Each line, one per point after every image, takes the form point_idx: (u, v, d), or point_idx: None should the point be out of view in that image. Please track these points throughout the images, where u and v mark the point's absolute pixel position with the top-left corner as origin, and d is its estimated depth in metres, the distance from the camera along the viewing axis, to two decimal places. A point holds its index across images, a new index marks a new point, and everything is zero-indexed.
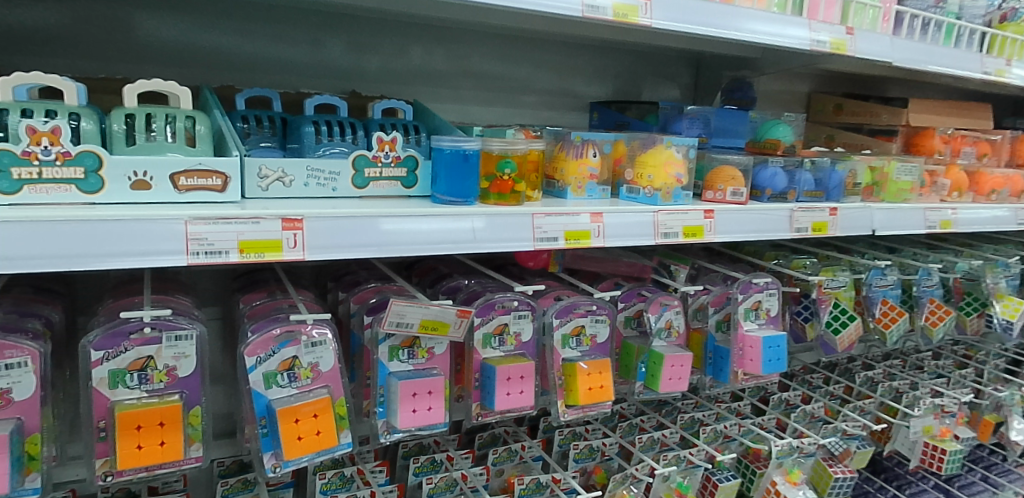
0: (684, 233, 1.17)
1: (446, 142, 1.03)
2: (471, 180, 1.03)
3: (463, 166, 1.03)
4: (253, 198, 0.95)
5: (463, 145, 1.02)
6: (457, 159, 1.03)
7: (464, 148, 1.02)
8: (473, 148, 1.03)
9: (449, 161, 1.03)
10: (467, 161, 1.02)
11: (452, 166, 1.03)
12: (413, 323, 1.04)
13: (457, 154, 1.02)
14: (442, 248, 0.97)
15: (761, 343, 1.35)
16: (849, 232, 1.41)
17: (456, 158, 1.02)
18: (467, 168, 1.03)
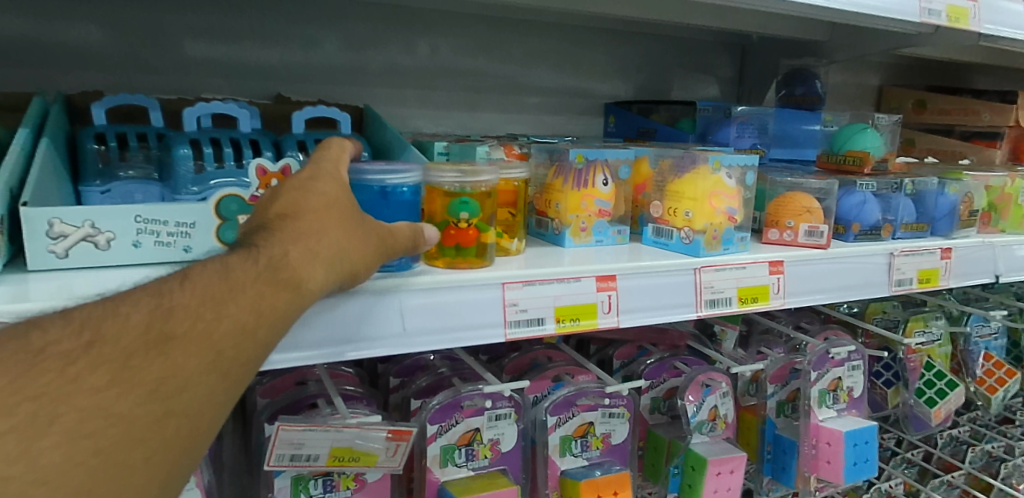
0: (739, 299, 0.78)
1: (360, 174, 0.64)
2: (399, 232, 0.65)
3: (387, 211, 0.65)
4: (41, 271, 0.58)
5: (387, 178, 0.64)
6: (376, 200, 0.65)
7: (388, 182, 0.64)
8: (405, 184, 0.66)
9: (364, 202, 0.65)
10: (389, 202, 0.65)
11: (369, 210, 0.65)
12: (320, 453, 0.66)
13: (377, 191, 0.64)
14: (357, 349, 0.59)
15: (844, 441, 0.95)
16: (966, 281, 1.01)
17: (375, 198, 0.64)
18: (389, 211, 0.65)
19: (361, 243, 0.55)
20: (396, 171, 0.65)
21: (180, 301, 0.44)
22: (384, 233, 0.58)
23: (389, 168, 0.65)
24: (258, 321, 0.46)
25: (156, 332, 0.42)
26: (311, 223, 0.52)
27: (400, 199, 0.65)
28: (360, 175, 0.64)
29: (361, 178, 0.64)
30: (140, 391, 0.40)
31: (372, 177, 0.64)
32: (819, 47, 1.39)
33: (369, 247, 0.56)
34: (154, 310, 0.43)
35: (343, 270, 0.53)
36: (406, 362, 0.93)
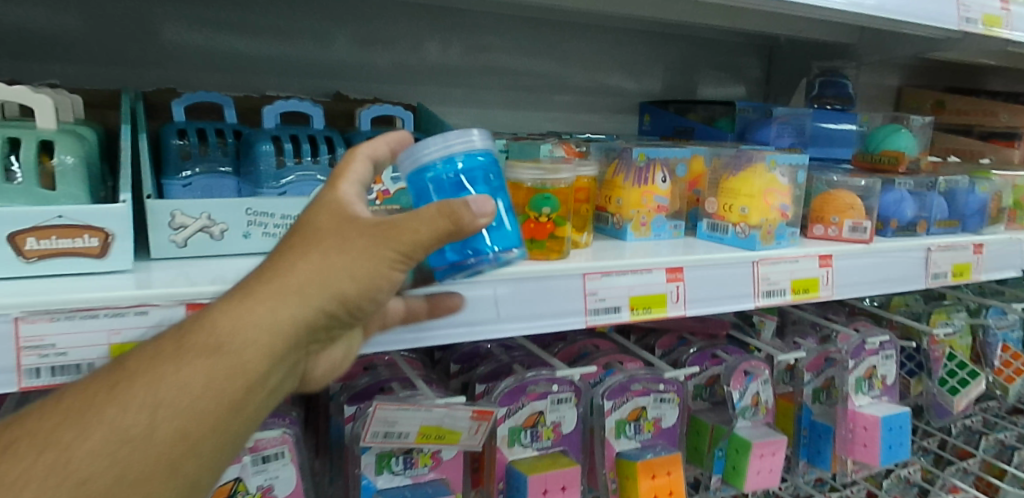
0: (793, 289, 0.83)
1: (419, 157, 0.57)
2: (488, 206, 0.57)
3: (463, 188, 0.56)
4: (163, 258, 0.62)
5: (448, 145, 0.57)
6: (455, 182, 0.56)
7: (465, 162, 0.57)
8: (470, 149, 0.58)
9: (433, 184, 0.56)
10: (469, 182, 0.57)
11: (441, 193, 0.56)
12: (410, 431, 0.71)
13: (444, 168, 0.56)
14: (455, 334, 0.64)
15: (880, 426, 1.01)
16: (995, 275, 1.06)
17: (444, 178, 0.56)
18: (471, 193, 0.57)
19: (366, 247, 0.46)
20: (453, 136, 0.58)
21: (132, 365, 0.41)
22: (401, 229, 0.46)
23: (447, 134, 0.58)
24: (206, 373, 0.41)
25: (79, 408, 0.38)
26: (286, 254, 0.46)
27: (471, 168, 0.57)
28: (420, 159, 0.57)
29: (420, 164, 0.57)
30: (103, 431, 0.38)
31: (432, 150, 0.57)
32: (847, 49, 1.43)
33: (378, 249, 0.46)
34: (94, 385, 0.40)
35: (325, 292, 0.45)
36: (464, 350, 0.98)
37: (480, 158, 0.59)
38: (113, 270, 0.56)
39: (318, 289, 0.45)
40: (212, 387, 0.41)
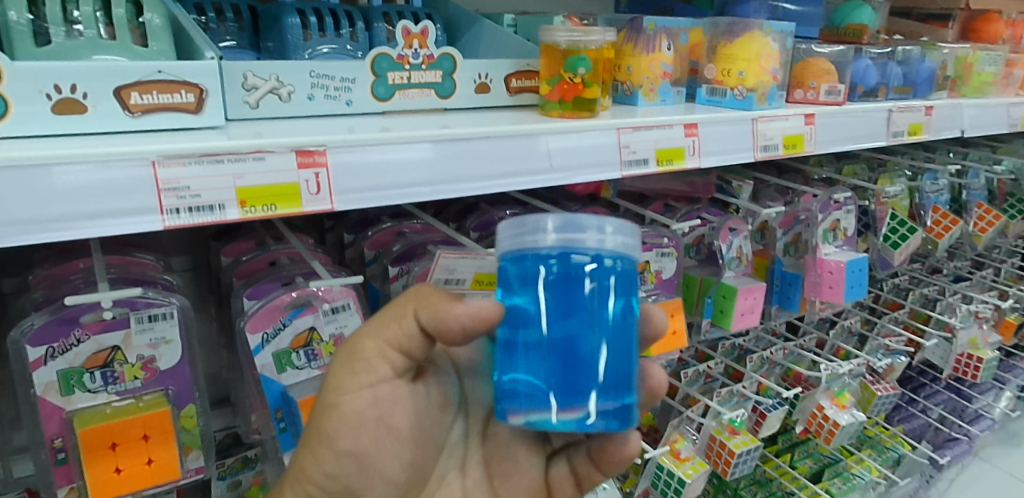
0: (784, 144, 0.93)
1: (525, 230, 0.52)
2: (591, 348, 0.51)
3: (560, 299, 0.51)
4: (239, 119, 0.65)
5: (566, 234, 0.51)
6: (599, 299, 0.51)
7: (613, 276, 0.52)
8: (600, 254, 0.52)
9: (529, 279, 0.52)
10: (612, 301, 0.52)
11: (533, 296, 0.51)
12: (465, 278, 0.82)
13: (550, 262, 0.51)
14: (513, 182, 0.70)
15: (844, 269, 1.15)
16: (941, 134, 1.20)
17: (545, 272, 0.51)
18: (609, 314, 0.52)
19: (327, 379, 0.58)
20: (586, 227, 0.51)
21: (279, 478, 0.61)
22: (351, 348, 0.57)
23: (579, 219, 0.52)
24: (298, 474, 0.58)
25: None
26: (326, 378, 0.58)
27: (586, 276, 0.51)
28: (529, 237, 0.52)
29: (529, 245, 0.52)
30: None
31: (548, 232, 0.51)
32: None
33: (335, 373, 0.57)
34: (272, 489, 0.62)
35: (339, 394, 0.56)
36: (483, 218, 1.02)
37: (603, 272, 0.51)
38: (206, 125, 0.59)
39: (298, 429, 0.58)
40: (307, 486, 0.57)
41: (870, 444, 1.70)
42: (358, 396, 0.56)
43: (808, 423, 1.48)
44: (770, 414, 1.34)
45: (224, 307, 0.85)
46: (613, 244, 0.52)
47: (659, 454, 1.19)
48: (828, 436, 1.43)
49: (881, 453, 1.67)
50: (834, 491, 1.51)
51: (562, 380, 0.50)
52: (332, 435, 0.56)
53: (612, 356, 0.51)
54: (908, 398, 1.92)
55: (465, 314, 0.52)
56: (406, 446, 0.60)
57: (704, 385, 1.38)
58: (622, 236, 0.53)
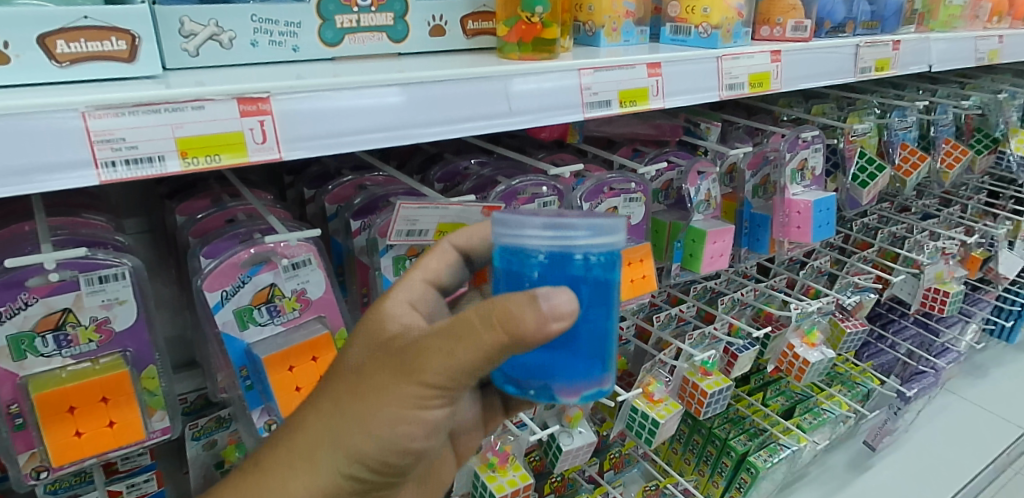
0: (750, 83, 0.92)
1: (517, 232, 0.55)
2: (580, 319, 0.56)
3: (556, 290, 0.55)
4: (179, 68, 0.63)
5: (558, 238, 0.54)
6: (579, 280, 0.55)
7: (592, 257, 0.55)
8: (590, 252, 0.55)
9: (522, 270, 0.56)
10: (593, 277, 0.55)
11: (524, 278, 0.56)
12: (428, 229, 0.81)
13: (542, 260, 0.55)
14: (470, 127, 0.69)
15: (811, 208, 1.16)
16: (908, 69, 1.19)
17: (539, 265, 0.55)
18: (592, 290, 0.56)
19: (396, 385, 0.53)
20: (577, 229, 0.54)
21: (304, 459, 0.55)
22: (426, 364, 0.52)
23: (571, 222, 0.54)
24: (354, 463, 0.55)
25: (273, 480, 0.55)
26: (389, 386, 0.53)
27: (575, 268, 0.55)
28: (523, 238, 0.55)
29: (523, 244, 0.55)
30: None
31: (543, 230, 0.54)
32: None
33: (407, 384, 0.53)
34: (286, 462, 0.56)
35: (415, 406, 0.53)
36: (447, 169, 1.00)
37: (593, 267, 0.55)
38: (143, 74, 0.58)
39: (352, 426, 0.54)
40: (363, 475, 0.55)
41: (840, 379, 1.74)
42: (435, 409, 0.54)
43: (779, 361, 1.51)
44: (742, 355, 1.36)
45: (183, 266, 0.83)
46: (603, 241, 0.55)
47: (633, 397, 1.21)
48: (798, 373, 1.46)
49: (850, 388, 1.72)
50: (805, 426, 1.55)
51: (561, 354, 0.57)
52: (407, 439, 0.55)
53: (597, 324, 0.57)
54: (877, 334, 1.97)
55: (557, 330, 0.49)
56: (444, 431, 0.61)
57: (676, 328, 1.40)
58: (611, 232, 0.55)
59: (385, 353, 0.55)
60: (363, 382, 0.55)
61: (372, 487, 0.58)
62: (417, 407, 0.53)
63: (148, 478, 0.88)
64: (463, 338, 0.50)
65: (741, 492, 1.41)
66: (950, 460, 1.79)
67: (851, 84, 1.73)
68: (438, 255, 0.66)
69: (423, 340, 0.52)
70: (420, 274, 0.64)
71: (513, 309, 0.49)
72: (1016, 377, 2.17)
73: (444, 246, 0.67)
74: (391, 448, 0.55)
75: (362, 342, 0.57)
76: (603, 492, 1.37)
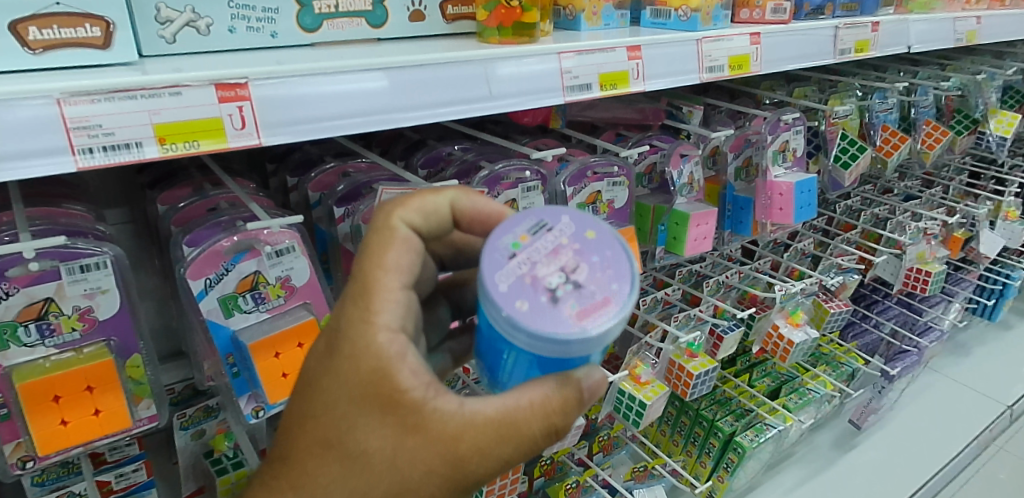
0: (730, 65, 0.93)
1: (522, 337, 0.52)
2: None
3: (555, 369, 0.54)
4: (156, 55, 0.63)
5: (567, 347, 0.52)
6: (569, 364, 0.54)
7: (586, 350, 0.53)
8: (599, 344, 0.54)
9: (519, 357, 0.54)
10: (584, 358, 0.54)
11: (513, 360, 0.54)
12: None
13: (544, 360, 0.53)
14: (452, 111, 0.69)
15: (793, 190, 1.17)
16: (887, 50, 1.20)
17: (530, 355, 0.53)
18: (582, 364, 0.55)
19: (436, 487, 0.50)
20: (588, 341, 0.52)
21: None
22: (473, 464, 0.50)
23: (582, 331, 0.52)
24: None
25: None
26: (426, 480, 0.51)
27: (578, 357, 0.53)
28: (530, 345, 0.52)
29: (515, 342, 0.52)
30: None
31: (551, 342, 0.51)
32: None
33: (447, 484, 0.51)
34: None
35: None
36: (430, 155, 1.00)
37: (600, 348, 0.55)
38: (119, 61, 0.57)
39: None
40: None
41: (825, 360, 1.76)
42: None
43: (764, 342, 1.53)
44: (727, 336, 1.38)
45: (166, 255, 0.83)
46: (611, 333, 0.54)
47: (620, 380, 1.22)
48: (783, 354, 1.48)
49: (835, 368, 1.74)
50: (791, 406, 1.57)
51: None
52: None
53: None
54: (861, 314, 1.99)
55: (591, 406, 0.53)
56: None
57: (662, 311, 1.41)
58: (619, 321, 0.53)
59: (415, 448, 0.49)
60: (389, 480, 0.50)
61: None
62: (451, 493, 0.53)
63: (137, 468, 0.88)
64: (513, 439, 0.50)
65: (728, 472, 1.43)
66: (934, 437, 1.82)
67: (833, 67, 1.74)
68: (407, 248, 0.53)
69: (469, 440, 0.49)
70: (393, 279, 0.51)
71: (565, 407, 0.51)
72: (997, 355, 2.20)
73: (402, 231, 0.53)
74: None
75: (373, 422, 0.49)
76: (593, 474, 1.38)
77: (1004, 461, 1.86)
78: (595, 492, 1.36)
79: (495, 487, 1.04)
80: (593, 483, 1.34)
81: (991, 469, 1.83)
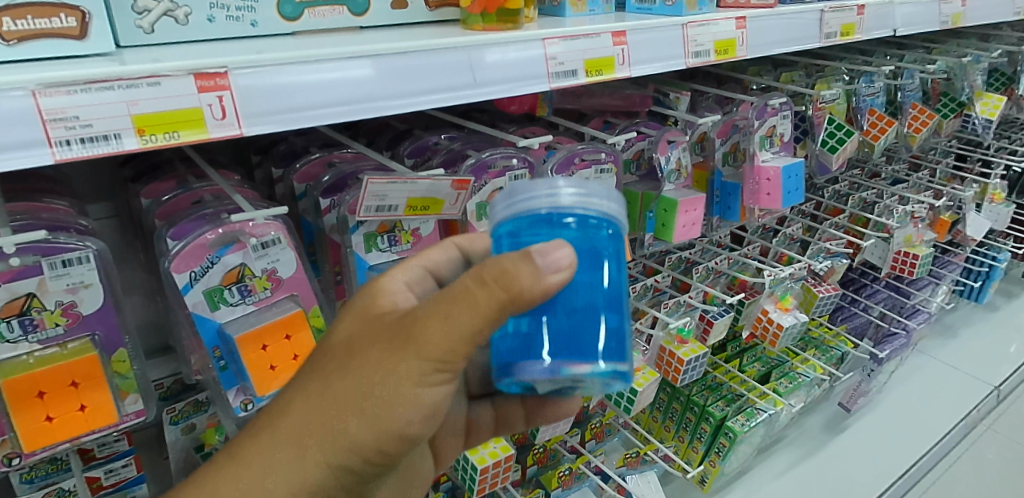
0: (716, 50, 0.93)
1: (548, 189, 0.57)
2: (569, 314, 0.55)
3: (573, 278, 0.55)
4: (134, 46, 0.62)
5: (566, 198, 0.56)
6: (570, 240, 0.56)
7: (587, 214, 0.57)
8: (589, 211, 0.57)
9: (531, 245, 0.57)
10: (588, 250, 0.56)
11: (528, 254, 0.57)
12: (398, 204, 0.81)
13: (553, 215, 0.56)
14: (437, 99, 0.68)
15: (781, 175, 1.17)
16: (873, 33, 1.20)
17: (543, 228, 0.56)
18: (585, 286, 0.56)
19: (391, 359, 0.52)
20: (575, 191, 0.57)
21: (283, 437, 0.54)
22: (422, 331, 0.51)
23: (592, 186, 0.57)
24: (334, 444, 0.53)
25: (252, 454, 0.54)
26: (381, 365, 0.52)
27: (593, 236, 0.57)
28: (558, 196, 0.56)
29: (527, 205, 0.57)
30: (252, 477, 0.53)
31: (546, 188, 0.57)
32: None
33: (401, 356, 0.51)
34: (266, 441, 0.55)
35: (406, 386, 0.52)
36: (416, 144, 0.99)
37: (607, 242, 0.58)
38: (96, 52, 0.57)
39: (345, 406, 0.53)
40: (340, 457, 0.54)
41: (814, 344, 1.78)
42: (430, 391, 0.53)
43: (754, 327, 1.53)
44: (717, 321, 1.38)
45: (151, 250, 0.82)
46: (614, 213, 0.59)
47: None
48: (772, 339, 1.48)
49: (824, 352, 1.75)
50: (781, 390, 1.58)
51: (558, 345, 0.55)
52: (404, 420, 0.53)
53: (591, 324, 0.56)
54: (850, 298, 2.01)
55: (556, 282, 0.50)
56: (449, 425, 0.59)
57: (652, 299, 1.42)
58: (620, 207, 0.60)
59: (378, 330, 0.54)
60: (354, 358, 0.54)
61: (360, 482, 0.57)
62: (415, 382, 0.52)
63: (126, 463, 0.87)
64: (451, 300, 0.49)
65: (720, 456, 1.44)
66: (923, 418, 1.84)
67: (819, 51, 1.74)
68: (443, 248, 0.66)
69: (418, 310, 0.52)
70: (418, 260, 0.65)
71: (508, 267, 0.48)
72: (984, 336, 2.23)
73: (446, 242, 0.68)
74: (386, 432, 0.53)
75: (354, 321, 0.57)
76: (586, 461, 1.40)
77: (992, 440, 1.88)
78: (587, 478, 1.38)
79: (488, 476, 1.05)
80: (585, 470, 1.36)
81: (979, 448, 1.85)
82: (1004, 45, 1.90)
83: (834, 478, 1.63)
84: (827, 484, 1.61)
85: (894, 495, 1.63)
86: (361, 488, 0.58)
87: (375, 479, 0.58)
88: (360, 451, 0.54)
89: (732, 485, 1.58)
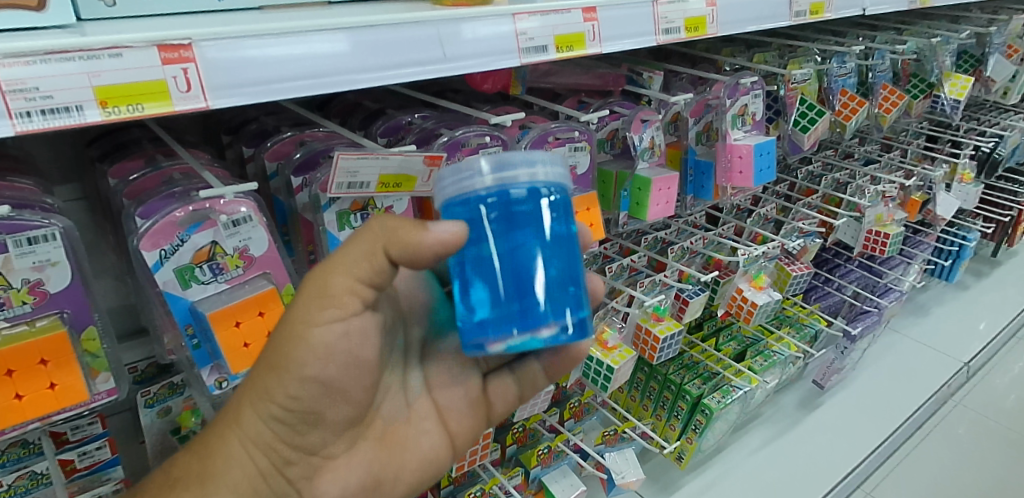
0: (686, 27, 0.93)
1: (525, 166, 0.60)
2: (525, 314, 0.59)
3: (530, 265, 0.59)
4: (96, 19, 0.61)
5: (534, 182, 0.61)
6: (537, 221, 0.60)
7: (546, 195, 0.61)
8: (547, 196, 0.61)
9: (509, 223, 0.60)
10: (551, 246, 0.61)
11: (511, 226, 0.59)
12: (370, 181, 0.80)
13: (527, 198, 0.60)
14: (406, 73, 0.68)
15: (752, 153, 1.18)
16: (842, 13, 1.22)
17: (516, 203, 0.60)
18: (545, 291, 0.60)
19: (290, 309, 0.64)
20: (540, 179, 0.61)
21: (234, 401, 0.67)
22: (316, 281, 0.63)
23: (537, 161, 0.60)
24: (257, 397, 0.65)
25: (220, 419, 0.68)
26: (287, 315, 0.64)
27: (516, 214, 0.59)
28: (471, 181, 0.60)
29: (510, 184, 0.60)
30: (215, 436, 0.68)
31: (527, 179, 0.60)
32: None
33: (298, 307, 0.63)
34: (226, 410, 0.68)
35: (298, 329, 0.63)
36: (389, 123, 0.99)
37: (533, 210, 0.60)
38: (56, 24, 0.56)
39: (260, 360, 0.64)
40: (265, 406, 0.65)
41: (788, 322, 1.80)
42: (326, 329, 0.63)
43: (730, 305, 1.56)
44: (693, 300, 1.40)
45: (120, 230, 0.82)
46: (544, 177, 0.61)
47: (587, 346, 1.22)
48: (747, 316, 1.50)
49: (798, 330, 1.78)
50: (757, 368, 1.60)
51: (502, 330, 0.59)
52: (300, 360, 0.63)
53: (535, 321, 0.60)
54: (824, 278, 2.04)
55: (436, 236, 0.58)
56: (367, 373, 0.68)
57: (628, 278, 1.43)
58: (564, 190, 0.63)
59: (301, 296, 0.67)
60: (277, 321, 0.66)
61: (294, 428, 0.67)
62: (302, 324, 0.63)
63: (100, 445, 0.87)
64: (355, 244, 0.62)
65: (697, 433, 1.46)
66: (897, 394, 1.89)
67: (792, 32, 1.76)
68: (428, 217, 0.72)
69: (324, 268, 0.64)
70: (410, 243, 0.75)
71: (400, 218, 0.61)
72: (954, 314, 2.28)
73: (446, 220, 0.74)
74: (288, 375, 0.63)
75: None
76: (564, 440, 1.40)
77: (961, 416, 1.93)
78: (567, 456, 1.39)
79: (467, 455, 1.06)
80: (564, 448, 1.36)
81: (950, 424, 1.90)
82: (972, 27, 1.92)
83: (809, 454, 1.66)
84: (802, 461, 1.64)
85: (865, 469, 1.67)
86: (299, 437, 0.67)
87: (311, 429, 0.67)
88: (278, 399, 0.64)
89: (709, 462, 1.61)
